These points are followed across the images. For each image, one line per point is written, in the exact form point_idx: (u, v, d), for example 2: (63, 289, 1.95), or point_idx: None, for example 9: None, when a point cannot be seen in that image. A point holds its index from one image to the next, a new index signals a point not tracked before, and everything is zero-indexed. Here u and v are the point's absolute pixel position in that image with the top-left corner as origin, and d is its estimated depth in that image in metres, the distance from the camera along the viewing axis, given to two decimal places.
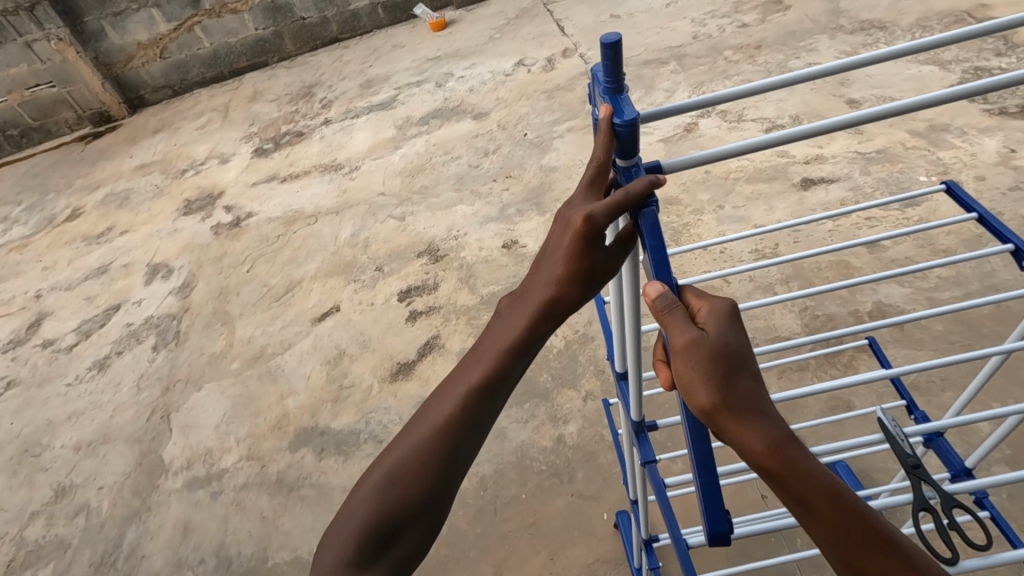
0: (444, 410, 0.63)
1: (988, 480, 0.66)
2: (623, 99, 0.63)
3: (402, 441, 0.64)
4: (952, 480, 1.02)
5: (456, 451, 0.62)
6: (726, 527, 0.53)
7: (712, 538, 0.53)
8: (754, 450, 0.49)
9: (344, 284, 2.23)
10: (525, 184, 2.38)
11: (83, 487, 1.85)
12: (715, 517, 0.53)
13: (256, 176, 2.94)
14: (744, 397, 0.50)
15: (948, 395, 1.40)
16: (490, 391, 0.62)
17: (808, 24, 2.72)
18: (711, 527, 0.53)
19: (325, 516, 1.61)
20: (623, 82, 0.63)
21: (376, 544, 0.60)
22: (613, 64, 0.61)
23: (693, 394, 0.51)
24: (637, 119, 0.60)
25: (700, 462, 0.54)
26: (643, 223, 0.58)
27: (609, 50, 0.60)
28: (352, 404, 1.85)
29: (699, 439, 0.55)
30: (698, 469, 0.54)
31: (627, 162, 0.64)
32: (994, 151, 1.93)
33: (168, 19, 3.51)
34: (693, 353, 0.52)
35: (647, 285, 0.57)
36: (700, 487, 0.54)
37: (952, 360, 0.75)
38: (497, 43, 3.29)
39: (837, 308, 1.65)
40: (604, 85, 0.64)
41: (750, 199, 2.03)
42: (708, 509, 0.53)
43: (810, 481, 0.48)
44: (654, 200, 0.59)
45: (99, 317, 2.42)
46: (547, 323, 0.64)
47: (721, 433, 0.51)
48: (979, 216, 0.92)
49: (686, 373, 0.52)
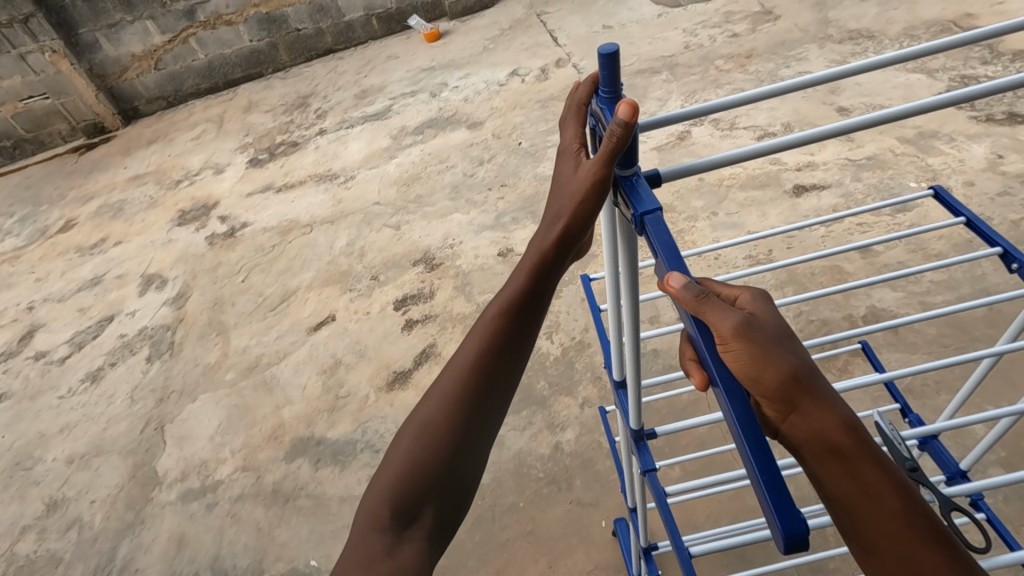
0: (449, 386, 0.68)
1: (985, 482, 0.66)
2: (620, 109, 0.65)
3: (414, 420, 0.69)
4: (948, 482, 1.02)
5: (467, 419, 0.67)
6: (806, 525, 0.42)
7: (792, 550, 0.42)
8: (832, 425, 0.47)
9: (340, 294, 2.23)
10: (520, 192, 2.40)
11: (75, 501, 1.83)
12: (789, 516, 0.42)
13: (251, 186, 2.94)
14: (815, 371, 0.49)
15: (943, 398, 1.42)
16: (492, 362, 0.68)
17: (798, 34, 2.76)
18: (786, 530, 0.42)
19: (322, 527, 1.60)
20: (621, 94, 0.64)
21: (406, 515, 0.65)
22: (611, 74, 0.62)
23: (765, 367, 0.47)
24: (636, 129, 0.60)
25: (759, 455, 0.44)
26: (648, 227, 0.57)
27: (606, 59, 0.61)
28: (348, 413, 1.84)
29: (753, 430, 0.46)
30: (755, 461, 0.44)
31: (626, 172, 0.61)
32: (982, 157, 1.96)
33: (163, 31, 3.52)
34: (753, 327, 0.48)
35: (668, 277, 0.52)
36: (763, 483, 0.43)
37: (945, 363, 0.76)
38: (491, 54, 3.32)
39: (831, 313, 1.67)
40: (602, 94, 0.65)
41: (743, 205, 2.04)
42: (780, 506, 0.42)
43: (880, 457, 0.47)
44: (659, 205, 0.58)
45: (92, 328, 2.41)
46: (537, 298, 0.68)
47: (795, 412, 0.48)
48: (969, 219, 0.93)
49: (749, 352, 0.48)
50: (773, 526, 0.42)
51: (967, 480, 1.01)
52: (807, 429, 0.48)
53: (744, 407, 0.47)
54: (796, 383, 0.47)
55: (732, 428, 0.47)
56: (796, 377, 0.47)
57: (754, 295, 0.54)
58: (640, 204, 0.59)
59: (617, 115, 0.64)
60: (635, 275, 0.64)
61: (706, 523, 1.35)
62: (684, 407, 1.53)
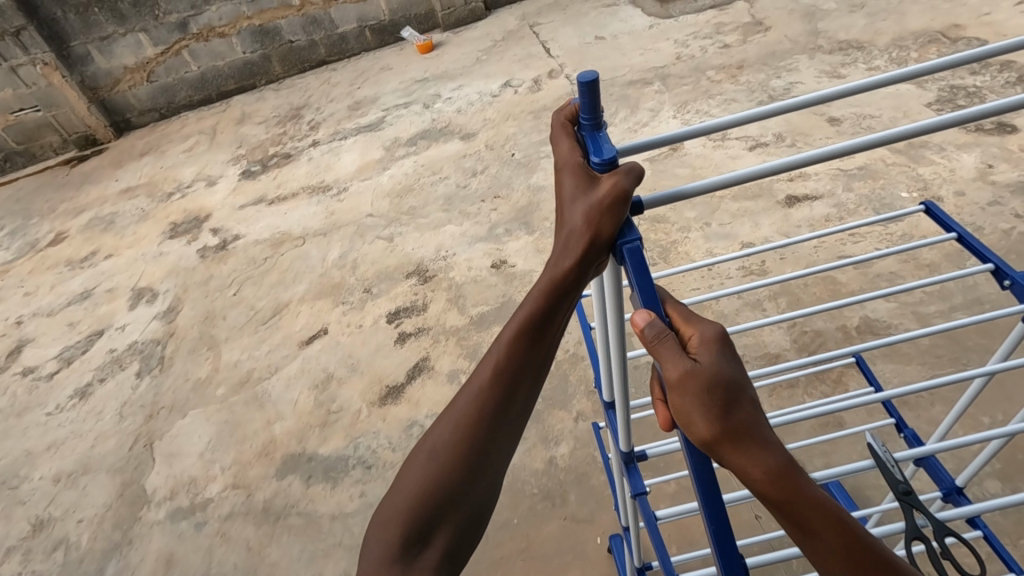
0: (465, 404, 0.65)
1: (985, 504, 0.65)
2: (601, 136, 0.69)
3: (429, 439, 0.65)
4: (944, 498, 1.01)
5: (485, 436, 0.63)
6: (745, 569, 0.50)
7: None
8: (756, 485, 0.48)
9: (332, 307, 2.21)
10: (513, 204, 2.39)
11: (62, 521, 1.80)
12: (731, 563, 0.50)
13: (243, 199, 2.92)
14: (750, 425, 0.49)
15: (937, 410, 1.41)
16: (510, 379, 0.64)
17: (788, 45, 2.78)
18: (727, 567, 0.50)
19: (313, 545, 1.57)
20: (602, 120, 0.68)
21: (420, 539, 0.60)
22: (591, 102, 0.65)
23: (693, 422, 0.50)
24: (617, 158, 0.66)
25: (709, 507, 0.51)
26: (626, 256, 0.60)
27: (586, 87, 0.64)
28: (340, 428, 1.82)
29: (707, 482, 0.52)
30: (705, 509, 0.51)
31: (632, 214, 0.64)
32: (972, 167, 1.97)
33: (156, 43, 3.52)
34: (689, 379, 0.51)
35: (636, 314, 0.56)
36: (711, 532, 0.51)
37: (940, 382, 0.76)
38: (484, 65, 3.33)
39: (824, 324, 1.66)
40: (584, 121, 0.68)
41: (736, 216, 2.04)
42: (724, 551, 0.50)
43: (816, 510, 0.47)
44: (638, 237, 0.61)
45: (81, 343, 2.38)
46: (554, 315, 0.65)
47: (727, 464, 0.50)
48: (960, 235, 0.93)
49: (682, 400, 0.51)
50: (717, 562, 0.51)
51: (963, 497, 0.99)
52: (740, 478, 0.50)
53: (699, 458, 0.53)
54: (724, 438, 0.49)
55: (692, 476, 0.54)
56: (722, 434, 0.49)
57: (706, 334, 0.54)
58: (622, 234, 0.62)
59: (598, 142, 0.68)
60: (620, 291, 0.64)
61: (702, 539, 1.33)
62: None
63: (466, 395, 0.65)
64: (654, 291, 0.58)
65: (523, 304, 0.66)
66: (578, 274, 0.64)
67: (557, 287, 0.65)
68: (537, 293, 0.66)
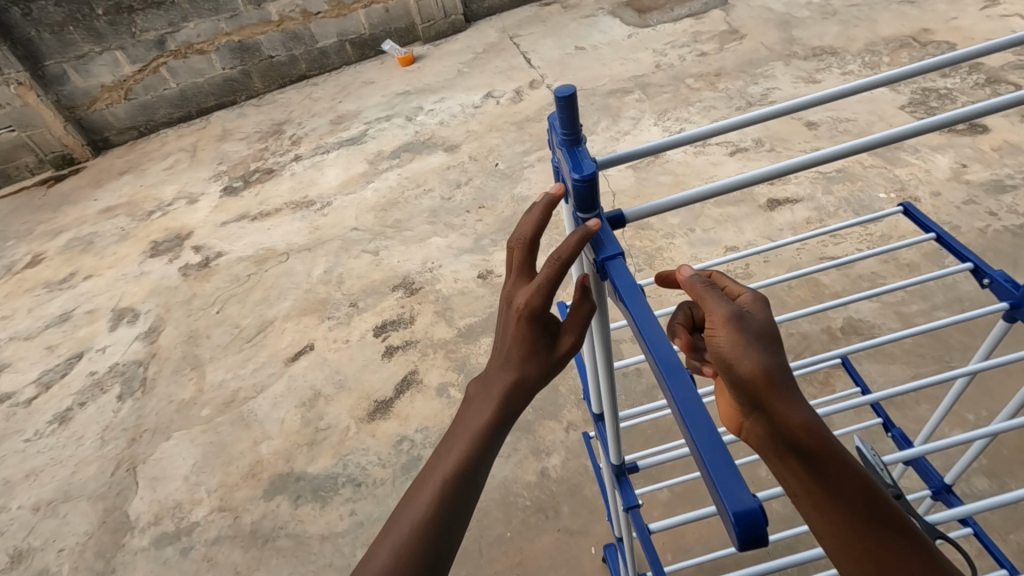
0: (424, 506, 0.59)
1: (974, 505, 0.65)
2: (580, 151, 0.64)
3: (382, 546, 0.58)
4: (933, 497, 1.01)
5: (443, 543, 0.58)
6: (757, 501, 0.38)
7: (747, 538, 0.37)
8: (798, 429, 0.46)
9: (318, 322, 2.19)
10: (498, 215, 2.40)
11: (42, 551, 1.74)
12: (735, 493, 0.38)
13: (225, 215, 2.90)
14: (791, 373, 0.48)
15: (923, 408, 1.42)
16: (471, 475, 0.61)
17: (764, 52, 2.83)
18: (734, 506, 0.38)
19: (303, 568, 1.54)
20: (581, 134, 0.64)
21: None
22: (569, 117, 0.62)
23: (741, 360, 0.47)
24: (595, 174, 0.60)
25: (699, 436, 0.41)
26: (610, 272, 0.57)
27: (564, 102, 0.61)
28: (329, 447, 1.79)
29: (693, 411, 0.43)
30: (696, 437, 0.41)
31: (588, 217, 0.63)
32: (947, 167, 2.01)
33: (133, 61, 3.48)
34: (741, 320, 0.49)
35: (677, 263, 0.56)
36: (706, 461, 0.40)
37: (924, 384, 0.76)
38: (466, 77, 3.34)
39: (809, 326, 1.67)
40: (562, 137, 0.64)
41: (719, 221, 2.06)
42: (724, 482, 0.38)
43: (841, 463, 0.48)
44: (620, 250, 0.58)
45: (61, 366, 2.32)
46: (519, 399, 0.64)
47: (764, 410, 0.47)
48: (939, 235, 0.94)
49: (735, 340, 0.48)
50: (721, 504, 0.38)
51: (952, 495, 0.99)
52: (777, 424, 0.47)
53: (688, 388, 0.44)
54: (770, 384, 0.46)
55: (676, 414, 0.44)
56: (769, 374, 0.46)
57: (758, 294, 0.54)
58: (603, 249, 0.59)
59: (577, 159, 0.63)
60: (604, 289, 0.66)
61: (697, 547, 1.33)
62: (669, 428, 1.53)
63: (425, 496, 0.60)
64: (629, 275, 0.55)
65: (486, 386, 0.65)
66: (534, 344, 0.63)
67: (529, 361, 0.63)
68: (503, 378, 0.64)
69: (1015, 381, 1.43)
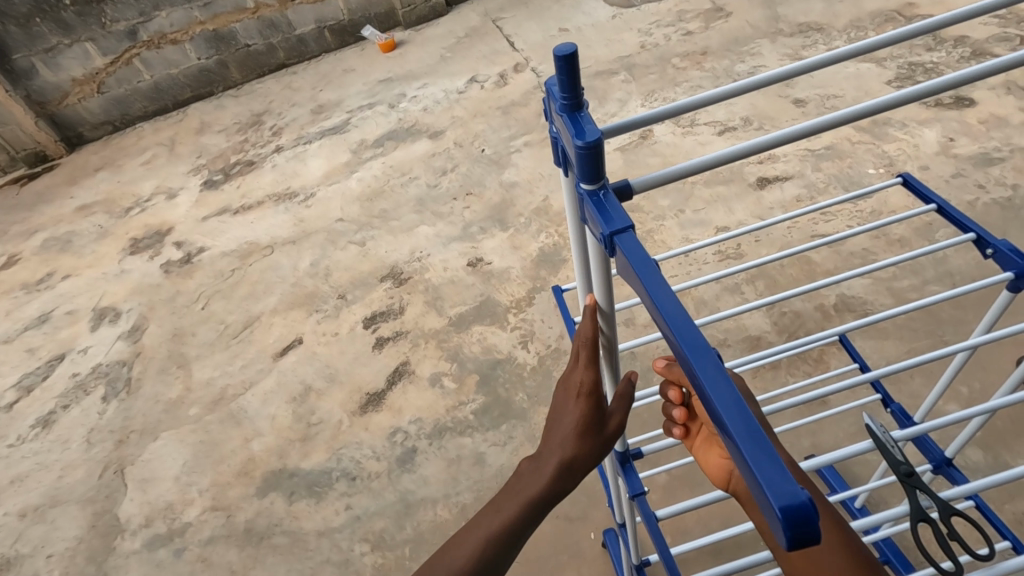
0: (463, 558, 0.66)
1: (982, 482, 0.63)
2: (582, 115, 0.61)
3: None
4: (934, 471, 1.01)
5: None
6: (806, 494, 0.35)
7: (798, 535, 0.35)
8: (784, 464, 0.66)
9: (306, 316, 2.15)
10: (487, 201, 2.37)
11: (31, 558, 1.71)
12: (782, 486, 0.36)
13: (206, 210, 2.83)
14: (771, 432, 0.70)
15: (918, 382, 1.43)
16: (510, 539, 0.67)
17: (749, 30, 2.80)
18: (781, 500, 0.35)
19: (300, 565, 1.53)
20: (582, 99, 0.61)
21: None
22: (569, 78, 0.59)
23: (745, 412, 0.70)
24: (601, 139, 0.57)
25: (738, 422, 0.39)
26: (620, 247, 0.54)
27: (565, 61, 0.57)
28: (322, 441, 1.76)
29: (725, 394, 0.41)
30: (734, 425, 0.39)
31: (593, 186, 0.60)
32: (935, 141, 2.01)
33: (105, 53, 3.37)
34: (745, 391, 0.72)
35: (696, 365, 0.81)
36: (747, 452, 0.38)
37: (926, 360, 0.75)
38: (448, 62, 3.28)
39: (802, 304, 1.67)
40: (561, 102, 0.61)
41: (709, 202, 2.04)
42: (768, 474, 0.36)
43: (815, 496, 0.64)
44: (628, 223, 0.56)
45: (42, 369, 2.26)
46: (569, 478, 0.68)
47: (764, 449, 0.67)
48: (940, 206, 0.92)
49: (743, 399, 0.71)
50: (765, 500, 0.36)
51: (953, 469, 0.99)
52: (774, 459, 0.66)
53: (717, 370, 0.42)
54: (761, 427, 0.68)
55: (706, 399, 0.42)
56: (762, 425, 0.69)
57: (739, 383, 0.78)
58: (609, 223, 0.56)
59: (578, 124, 0.59)
60: (607, 262, 0.64)
61: (696, 529, 1.33)
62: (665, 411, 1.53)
63: (466, 548, 0.67)
64: (642, 249, 0.53)
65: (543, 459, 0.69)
66: (590, 427, 0.69)
67: (586, 438, 0.68)
68: (558, 455, 0.68)
69: (1006, 352, 1.44)
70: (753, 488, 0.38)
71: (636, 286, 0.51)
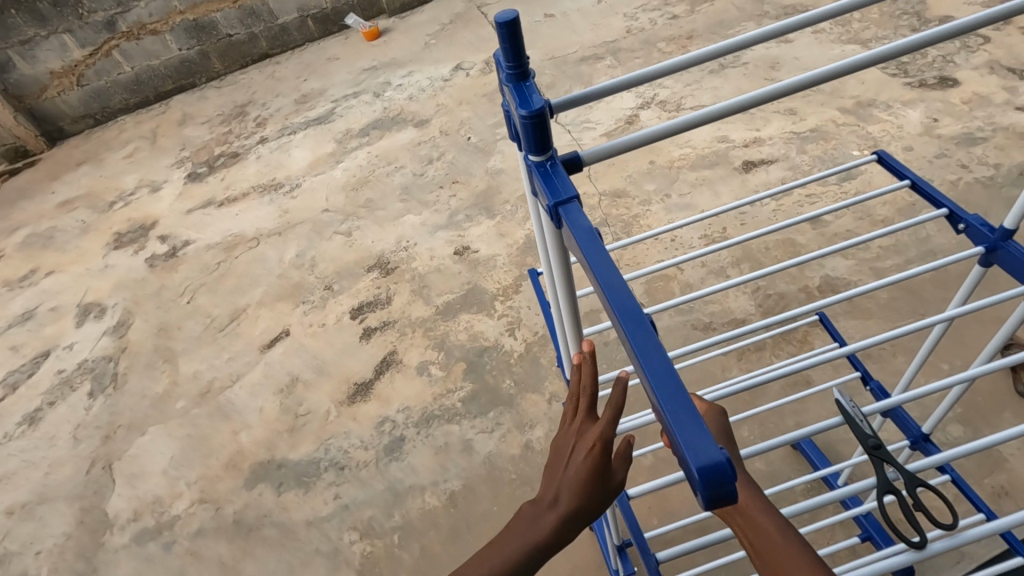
0: None
1: (951, 452, 0.64)
2: (528, 84, 0.60)
3: None
4: (912, 447, 1.02)
5: None
6: (723, 454, 0.38)
7: (714, 492, 0.38)
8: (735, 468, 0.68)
9: (293, 308, 2.14)
10: (473, 189, 2.35)
11: (19, 555, 1.70)
12: (700, 447, 0.38)
13: (190, 203, 2.80)
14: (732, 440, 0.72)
15: (900, 360, 1.44)
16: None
17: (735, 13, 2.79)
18: (697, 461, 0.38)
19: (290, 555, 1.53)
20: (528, 69, 0.60)
21: None
22: (512, 46, 0.58)
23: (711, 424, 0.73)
24: (545, 106, 0.56)
25: (662, 387, 0.41)
26: (565, 217, 0.56)
27: (507, 28, 0.57)
28: (310, 432, 1.76)
29: (654, 360, 0.43)
30: (659, 390, 0.41)
31: (541, 158, 0.59)
32: (918, 122, 2.01)
33: (83, 45, 3.31)
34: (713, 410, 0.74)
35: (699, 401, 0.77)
36: (669, 416, 0.40)
37: (899, 333, 0.75)
38: (433, 50, 3.24)
39: (787, 286, 1.67)
40: (508, 73, 0.61)
41: (695, 185, 2.04)
42: (687, 436, 0.39)
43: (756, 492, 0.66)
44: (574, 193, 0.57)
45: (27, 366, 2.24)
46: (571, 526, 0.64)
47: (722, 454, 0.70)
48: (913, 181, 0.92)
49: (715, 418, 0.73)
50: (684, 461, 0.39)
51: (930, 444, 1.00)
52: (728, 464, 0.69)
53: (648, 338, 0.44)
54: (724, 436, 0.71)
55: (637, 368, 0.44)
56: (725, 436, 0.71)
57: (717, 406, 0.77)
58: (555, 194, 0.57)
59: (523, 93, 0.59)
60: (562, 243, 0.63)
61: (682, 510, 1.34)
62: None
63: None
64: (585, 220, 0.54)
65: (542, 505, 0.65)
66: (600, 481, 0.62)
67: (593, 490, 0.62)
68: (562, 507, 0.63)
69: (985, 329, 1.46)
70: (676, 449, 0.41)
71: (580, 257, 0.53)
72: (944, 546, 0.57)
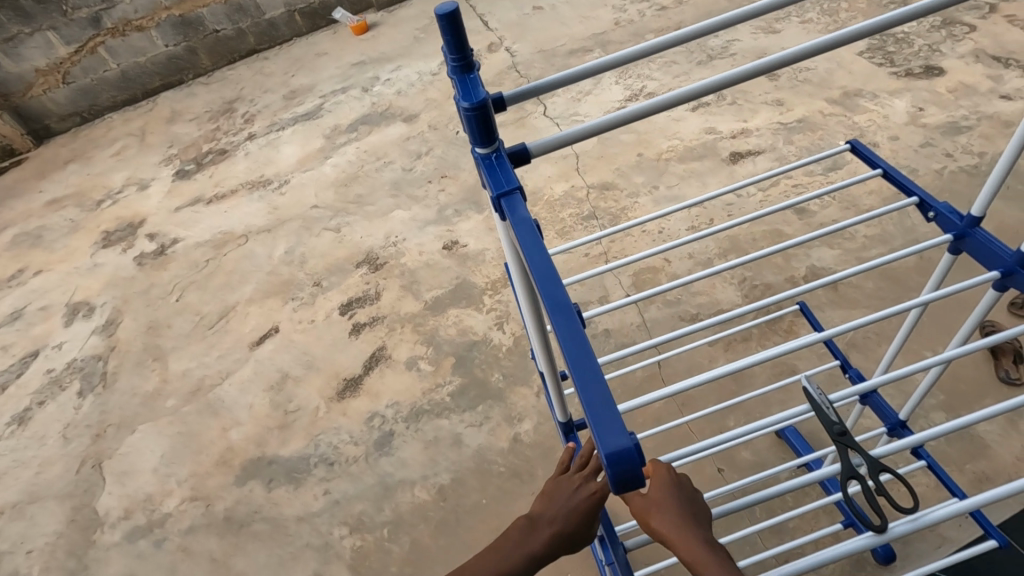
0: None
1: (922, 435, 0.63)
2: (472, 76, 0.61)
3: None
4: (890, 433, 1.03)
5: None
6: (629, 440, 0.43)
7: (621, 475, 0.43)
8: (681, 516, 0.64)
9: (282, 304, 2.13)
10: (462, 183, 2.35)
11: (10, 554, 1.70)
12: (610, 434, 0.43)
13: (178, 201, 2.78)
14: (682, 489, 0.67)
15: (883, 349, 1.46)
16: None
17: (723, 5, 2.79)
18: (607, 447, 0.43)
19: (281, 550, 1.54)
20: (471, 61, 0.61)
21: None
22: (453, 37, 0.59)
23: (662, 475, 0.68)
24: (486, 100, 0.59)
25: (581, 379, 0.46)
26: (506, 208, 0.59)
27: (446, 20, 0.56)
28: (300, 428, 1.76)
29: (578, 352, 0.47)
30: (579, 383, 0.46)
31: (487, 150, 0.63)
32: (904, 111, 2.02)
33: (68, 42, 3.28)
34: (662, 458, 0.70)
35: None
36: (586, 407, 0.45)
37: (872, 318, 0.75)
38: (422, 44, 3.22)
39: (774, 277, 1.68)
40: (452, 63, 0.61)
41: (683, 177, 2.04)
42: (600, 424, 0.43)
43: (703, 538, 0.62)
44: (515, 185, 0.61)
45: (16, 366, 2.23)
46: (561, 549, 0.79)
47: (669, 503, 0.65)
48: (886, 170, 0.93)
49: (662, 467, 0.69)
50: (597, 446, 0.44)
51: (907, 430, 1.01)
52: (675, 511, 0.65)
53: (573, 329, 0.48)
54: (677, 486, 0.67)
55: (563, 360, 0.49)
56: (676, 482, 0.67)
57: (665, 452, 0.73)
58: (498, 185, 0.61)
59: (467, 86, 0.60)
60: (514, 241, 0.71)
61: None
62: (638, 385, 1.54)
63: None
64: (525, 213, 0.58)
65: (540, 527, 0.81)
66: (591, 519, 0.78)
67: (585, 523, 0.78)
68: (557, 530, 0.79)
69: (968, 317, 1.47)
70: None
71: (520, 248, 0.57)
72: (906, 528, 0.57)
